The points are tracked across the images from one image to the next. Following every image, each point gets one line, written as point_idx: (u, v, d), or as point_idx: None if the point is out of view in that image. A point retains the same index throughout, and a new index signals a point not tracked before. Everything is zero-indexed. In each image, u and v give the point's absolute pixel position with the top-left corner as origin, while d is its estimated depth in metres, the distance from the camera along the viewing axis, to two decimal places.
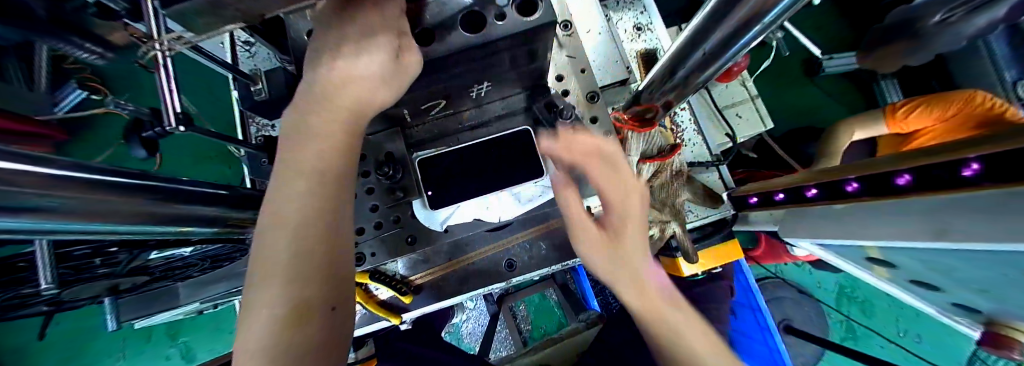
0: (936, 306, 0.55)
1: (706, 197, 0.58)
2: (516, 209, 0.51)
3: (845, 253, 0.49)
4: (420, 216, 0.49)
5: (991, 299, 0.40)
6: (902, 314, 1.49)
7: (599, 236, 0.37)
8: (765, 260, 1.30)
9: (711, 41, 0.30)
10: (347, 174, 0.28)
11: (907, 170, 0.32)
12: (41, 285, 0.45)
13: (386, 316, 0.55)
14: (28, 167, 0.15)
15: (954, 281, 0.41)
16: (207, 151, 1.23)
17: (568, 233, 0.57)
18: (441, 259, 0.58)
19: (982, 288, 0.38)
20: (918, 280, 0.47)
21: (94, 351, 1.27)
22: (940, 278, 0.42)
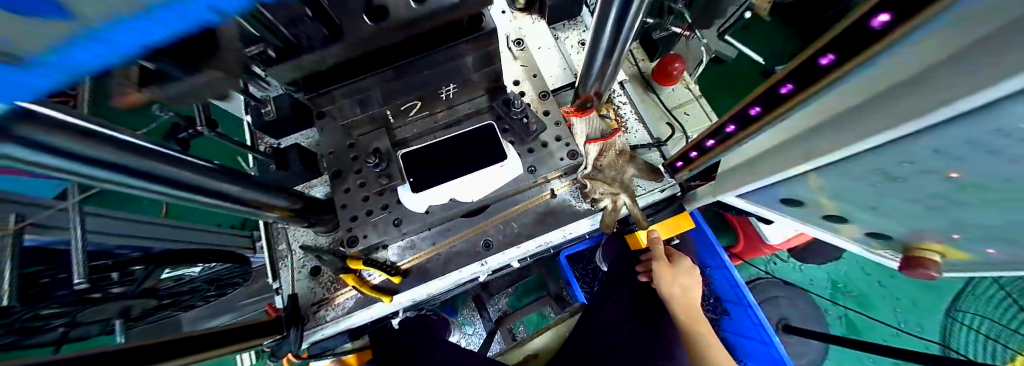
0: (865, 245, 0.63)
1: (650, 172, 0.67)
2: (488, 187, 0.59)
3: (766, 200, 0.58)
4: (405, 200, 0.58)
5: (884, 217, 0.48)
6: (900, 303, 1.26)
7: (629, 320, 0.77)
8: (749, 254, 1.21)
9: (604, 33, 0.42)
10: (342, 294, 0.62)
11: (753, 104, 0.41)
12: (73, 279, 0.51)
13: (378, 296, 0.60)
14: (116, 135, 0.24)
15: (854, 205, 0.49)
16: None
17: (537, 212, 0.65)
18: (426, 243, 0.64)
19: (871, 204, 0.46)
20: (830, 215, 0.55)
21: None
22: (845, 205, 0.50)
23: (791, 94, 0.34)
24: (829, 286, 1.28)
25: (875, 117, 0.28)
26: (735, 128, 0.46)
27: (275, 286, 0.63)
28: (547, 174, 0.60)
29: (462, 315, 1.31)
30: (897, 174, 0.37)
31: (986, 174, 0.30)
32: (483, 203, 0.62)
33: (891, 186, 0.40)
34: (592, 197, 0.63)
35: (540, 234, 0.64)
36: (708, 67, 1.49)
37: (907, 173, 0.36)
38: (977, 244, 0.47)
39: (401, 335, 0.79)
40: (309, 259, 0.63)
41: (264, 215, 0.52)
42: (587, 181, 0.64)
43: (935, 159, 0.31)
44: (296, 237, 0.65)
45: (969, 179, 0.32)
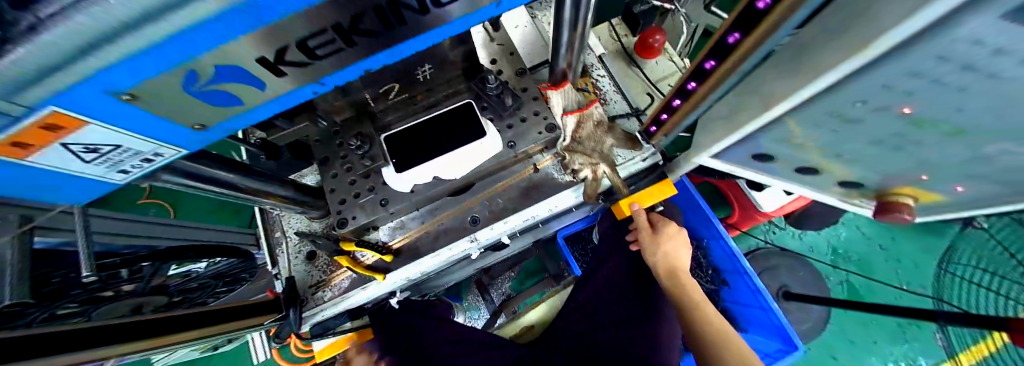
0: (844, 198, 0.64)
1: (628, 141, 0.68)
2: (470, 163, 0.61)
3: (736, 158, 0.58)
4: (389, 180, 0.61)
5: (854, 164, 0.50)
6: (900, 265, 1.26)
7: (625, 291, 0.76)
8: (746, 224, 1.16)
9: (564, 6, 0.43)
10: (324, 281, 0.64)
11: (711, 58, 0.42)
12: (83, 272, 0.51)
13: (372, 275, 0.63)
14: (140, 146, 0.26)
15: (824, 155, 0.50)
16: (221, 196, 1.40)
17: (522, 187, 0.67)
18: (415, 223, 0.67)
19: (837, 152, 0.47)
20: (806, 168, 0.56)
21: None
22: (816, 156, 0.51)
23: (738, 43, 0.36)
24: (829, 251, 1.27)
25: (816, 57, 0.30)
26: (697, 84, 0.47)
27: (274, 272, 0.66)
28: (526, 148, 0.61)
29: (466, 300, 1.33)
30: (854, 116, 0.38)
31: (931, 106, 0.31)
32: (466, 180, 0.63)
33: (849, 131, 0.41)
34: (572, 169, 0.65)
35: (526, 208, 0.65)
36: (697, 41, 1.48)
37: (863, 114, 0.36)
38: (947, 182, 0.48)
39: (399, 316, 0.81)
40: (304, 244, 0.66)
41: (260, 199, 0.55)
42: (566, 153, 0.65)
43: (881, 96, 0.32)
44: (291, 224, 0.68)
45: (919, 113, 0.33)
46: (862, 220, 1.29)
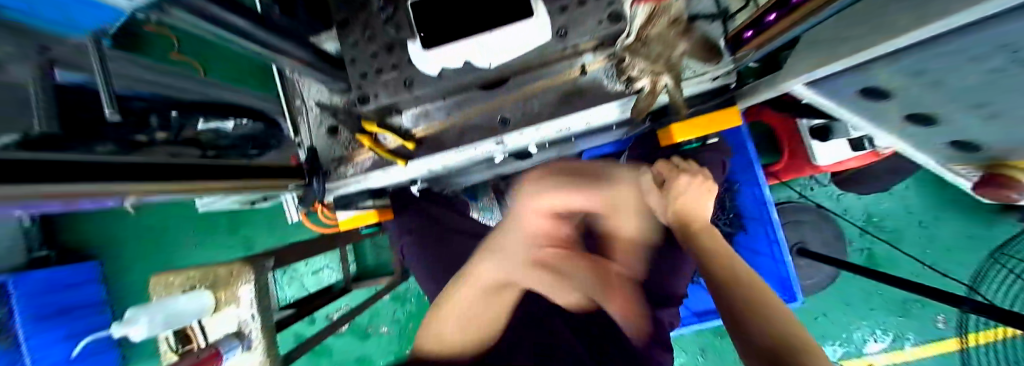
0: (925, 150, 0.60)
1: (704, 49, 0.55)
2: (510, 52, 0.50)
3: (838, 89, 0.51)
4: (415, 60, 0.51)
5: (984, 114, 0.42)
6: (932, 245, 1.23)
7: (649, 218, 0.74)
8: (789, 174, 1.08)
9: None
10: (338, 159, 0.65)
11: None
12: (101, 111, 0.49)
13: (393, 160, 0.62)
14: None
15: (955, 101, 0.41)
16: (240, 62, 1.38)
17: (563, 91, 0.60)
18: (439, 115, 0.63)
19: (979, 98, 0.39)
20: (919, 111, 0.48)
21: (168, 243, 1.53)
22: (941, 100, 0.42)
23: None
24: (863, 219, 1.24)
25: None
26: None
27: (297, 140, 0.66)
28: (579, 40, 0.50)
29: None
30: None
31: None
32: (501, 69, 0.55)
33: (1014, 74, 0.32)
34: (628, 76, 0.56)
35: (560, 116, 0.60)
36: None
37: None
38: None
39: (438, 204, 0.90)
40: (325, 118, 0.64)
41: (285, 60, 0.52)
42: (627, 54, 0.53)
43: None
44: (311, 94, 0.65)
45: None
46: (912, 195, 1.23)
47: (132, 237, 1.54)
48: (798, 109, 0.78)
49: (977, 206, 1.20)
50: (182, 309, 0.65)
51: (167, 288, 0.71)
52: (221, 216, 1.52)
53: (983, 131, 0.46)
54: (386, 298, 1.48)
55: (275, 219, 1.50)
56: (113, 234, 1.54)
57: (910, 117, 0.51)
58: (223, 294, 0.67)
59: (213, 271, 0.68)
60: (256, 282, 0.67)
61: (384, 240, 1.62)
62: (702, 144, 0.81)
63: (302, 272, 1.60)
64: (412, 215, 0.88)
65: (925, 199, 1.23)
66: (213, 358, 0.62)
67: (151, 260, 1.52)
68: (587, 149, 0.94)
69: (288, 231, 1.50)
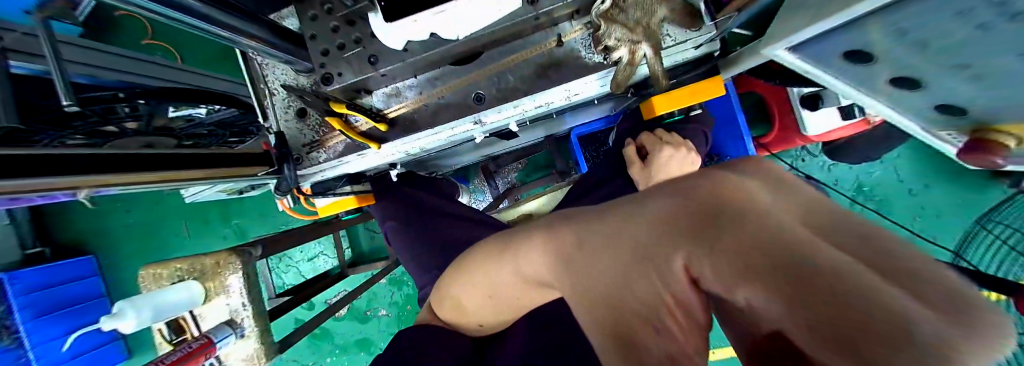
0: (915, 116, 0.58)
1: (686, 13, 0.51)
2: (478, 23, 0.47)
3: (821, 55, 0.47)
4: (378, 32, 0.48)
5: (973, 74, 0.40)
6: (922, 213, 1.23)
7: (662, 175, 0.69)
8: (778, 146, 1.07)
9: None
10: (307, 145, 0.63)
11: None
12: (61, 100, 0.48)
13: (367, 143, 0.60)
14: None
15: (944, 60, 0.39)
16: (221, 50, 1.33)
17: (538, 63, 0.57)
18: (412, 93, 0.61)
19: (968, 54, 0.37)
20: (907, 76, 0.45)
21: (163, 234, 1.54)
22: (929, 61, 0.40)
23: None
24: (853, 188, 1.24)
25: None
26: None
27: (267, 125, 0.64)
28: (551, 8, 0.48)
29: (473, 184, 1.41)
30: None
31: None
32: (469, 40, 0.52)
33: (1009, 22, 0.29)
34: (605, 46, 0.52)
35: (538, 91, 0.57)
36: None
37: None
38: None
39: (427, 189, 0.90)
40: (292, 100, 0.62)
41: (240, 38, 0.49)
42: (602, 22, 0.49)
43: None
44: (277, 75, 0.63)
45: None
46: (903, 164, 1.23)
47: (122, 230, 1.55)
48: (778, 77, 0.76)
49: (965, 173, 1.20)
50: (171, 301, 0.64)
51: (154, 282, 0.70)
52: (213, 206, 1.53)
53: (972, 93, 0.45)
54: (383, 281, 1.51)
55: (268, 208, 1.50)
56: (106, 226, 1.54)
57: (894, 83, 0.48)
58: (210, 283, 0.67)
59: (198, 261, 0.67)
60: (243, 270, 0.67)
61: (377, 225, 1.63)
62: (686, 116, 0.78)
63: (298, 260, 1.62)
64: (402, 203, 0.86)
65: (914, 168, 1.23)
66: (206, 348, 0.62)
67: (145, 252, 1.53)
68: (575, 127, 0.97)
69: (281, 219, 1.50)
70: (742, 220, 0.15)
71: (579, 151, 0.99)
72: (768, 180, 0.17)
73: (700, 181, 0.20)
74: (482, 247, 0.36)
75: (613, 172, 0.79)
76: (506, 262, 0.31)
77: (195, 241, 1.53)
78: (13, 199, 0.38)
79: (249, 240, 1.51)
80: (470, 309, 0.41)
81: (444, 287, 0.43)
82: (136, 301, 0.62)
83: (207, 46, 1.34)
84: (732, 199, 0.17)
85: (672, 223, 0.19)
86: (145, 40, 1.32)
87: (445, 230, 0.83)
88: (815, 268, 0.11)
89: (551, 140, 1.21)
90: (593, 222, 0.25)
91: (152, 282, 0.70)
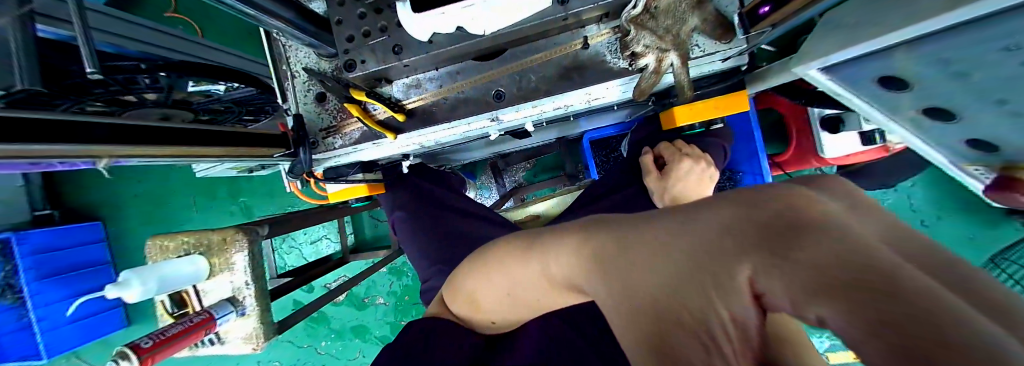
0: (943, 148, 0.56)
1: (716, 26, 0.50)
2: (509, 19, 0.47)
3: (854, 79, 0.46)
4: (404, 22, 0.48)
5: (1009, 111, 0.39)
6: None
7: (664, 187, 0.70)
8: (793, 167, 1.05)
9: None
10: (323, 130, 0.63)
11: None
12: (85, 66, 0.48)
13: (383, 132, 0.60)
14: None
15: (983, 95, 0.38)
16: (242, 29, 1.34)
17: (562, 65, 0.56)
18: (432, 85, 0.60)
19: (1005, 90, 0.36)
20: (944, 108, 0.44)
21: (171, 206, 1.56)
22: (970, 95, 0.39)
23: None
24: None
25: None
26: None
27: (285, 107, 0.64)
28: (580, 9, 0.47)
29: (480, 180, 1.41)
30: None
31: None
32: (496, 37, 0.51)
33: None
34: (632, 52, 0.51)
35: (559, 92, 0.56)
36: None
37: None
38: None
39: (437, 182, 0.90)
40: (313, 84, 0.62)
41: (266, 19, 0.49)
42: (632, 27, 0.49)
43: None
44: (299, 58, 0.63)
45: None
46: (917, 195, 1.21)
47: (130, 198, 1.57)
48: (805, 97, 0.75)
49: (985, 210, 1.18)
50: (175, 273, 0.64)
51: (160, 253, 0.70)
52: (222, 182, 1.54)
53: (1006, 129, 0.43)
54: (384, 270, 1.51)
55: (275, 188, 1.51)
56: (114, 196, 1.56)
57: (927, 112, 0.47)
58: (217, 259, 0.67)
59: (206, 235, 0.68)
60: (250, 249, 0.67)
61: (381, 214, 1.64)
62: (706, 129, 0.77)
63: (300, 242, 1.63)
64: (411, 194, 0.86)
65: (931, 198, 1.21)
66: (206, 323, 0.62)
67: (153, 222, 1.56)
68: (588, 132, 0.99)
69: (287, 201, 1.51)
70: (816, 232, 0.15)
71: (590, 157, 0.99)
72: (823, 205, 0.16)
73: (773, 192, 0.19)
74: (503, 242, 0.36)
75: (625, 179, 0.80)
76: (530, 261, 0.31)
77: (202, 215, 1.55)
78: (33, 163, 0.38)
79: (254, 218, 1.52)
80: (486, 306, 0.41)
81: (459, 280, 0.43)
82: (139, 271, 0.62)
83: (226, 23, 1.35)
84: (807, 211, 0.16)
85: (736, 233, 0.18)
86: (169, 14, 1.33)
87: (451, 223, 0.83)
88: (892, 280, 0.11)
89: (563, 142, 1.21)
90: (636, 228, 0.25)
91: (159, 254, 0.70)
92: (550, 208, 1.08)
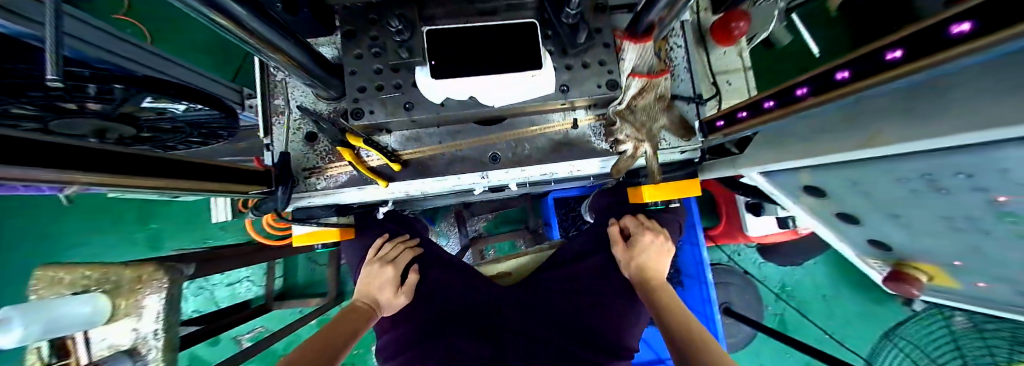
0: (849, 243, 0.71)
1: (680, 128, 0.64)
2: (514, 98, 0.54)
3: (786, 183, 0.58)
4: (421, 85, 0.52)
5: (896, 223, 0.51)
6: (832, 316, 1.41)
7: (628, 253, 0.76)
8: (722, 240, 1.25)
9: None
10: (310, 169, 0.60)
11: (806, 84, 0.37)
12: (46, 74, 0.40)
13: (375, 179, 0.60)
14: None
15: (879, 210, 0.50)
16: (197, 43, 1.37)
17: (554, 139, 0.64)
18: (432, 141, 0.63)
19: (895, 211, 0.48)
20: (847, 213, 0.57)
21: (60, 227, 1.33)
22: (871, 209, 0.51)
23: (842, 84, 0.31)
24: (778, 287, 1.40)
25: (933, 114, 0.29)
26: (773, 104, 0.44)
27: (265, 142, 0.62)
28: (577, 98, 0.56)
29: (440, 227, 1.38)
30: (943, 187, 0.37)
31: None
32: (501, 109, 0.57)
33: (930, 195, 0.40)
34: (615, 138, 0.62)
35: (550, 161, 0.64)
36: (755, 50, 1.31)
37: (955, 189, 0.36)
38: (949, 255, 0.52)
39: (411, 230, 0.86)
40: (304, 123, 0.61)
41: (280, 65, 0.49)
42: (617, 118, 0.61)
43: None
44: (295, 97, 0.62)
45: (1012, 205, 0.34)
46: (821, 271, 1.41)
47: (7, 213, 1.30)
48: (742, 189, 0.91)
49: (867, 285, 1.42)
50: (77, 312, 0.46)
51: (50, 288, 0.53)
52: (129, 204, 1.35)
53: (894, 235, 0.56)
54: (312, 323, 1.37)
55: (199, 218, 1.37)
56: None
57: (839, 216, 0.60)
58: (123, 301, 0.52)
59: (116, 271, 0.53)
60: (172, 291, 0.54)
61: (322, 257, 1.47)
62: (666, 206, 0.86)
63: (215, 283, 1.37)
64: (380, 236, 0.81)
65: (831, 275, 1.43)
66: None
67: (30, 246, 1.30)
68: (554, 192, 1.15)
69: (212, 235, 1.37)
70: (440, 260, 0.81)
71: (554, 221, 1.21)
72: None
73: None
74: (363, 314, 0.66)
75: (592, 246, 0.83)
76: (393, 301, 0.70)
77: (97, 240, 1.33)
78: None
79: (161, 250, 1.34)
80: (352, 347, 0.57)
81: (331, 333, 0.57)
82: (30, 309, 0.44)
83: (180, 37, 1.38)
84: None
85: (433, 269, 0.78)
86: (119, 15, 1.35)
87: (420, 265, 0.78)
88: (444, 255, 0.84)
89: (528, 198, 1.30)
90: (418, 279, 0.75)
91: (46, 293, 0.52)
92: (522, 266, 1.05)
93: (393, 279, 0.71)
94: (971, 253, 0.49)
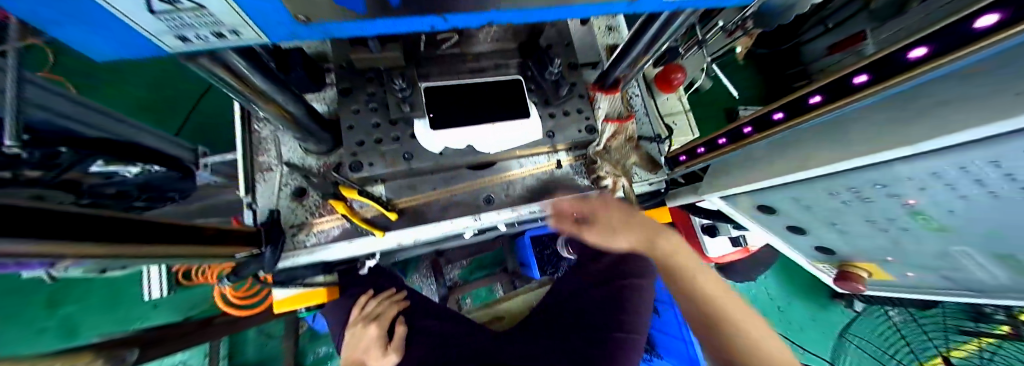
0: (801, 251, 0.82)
1: (648, 163, 0.74)
2: (507, 144, 0.59)
3: (743, 204, 0.68)
4: (422, 137, 0.56)
5: (835, 230, 0.62)
6: (793, 324, 1.52)
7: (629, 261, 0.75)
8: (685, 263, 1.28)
9: (651, 26, 0.39)
10: (299, 227, 0.58)
11: (781, 110, 0.50)
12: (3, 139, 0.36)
13: (370, 229, 0.58)
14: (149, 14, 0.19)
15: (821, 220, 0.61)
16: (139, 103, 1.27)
17: (541, 179, 0.69)
18: (426, 188, 0.64)
19: (833, 219, 0.58)
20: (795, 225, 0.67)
21: None
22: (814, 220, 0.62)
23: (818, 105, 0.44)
24: None
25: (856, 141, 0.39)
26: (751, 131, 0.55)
27: (246, 201, 0.59)
28: (563, 142, 0.62)
29: (412, 279, 1.32)
30: (867, 196, 0.47)
31: (929, 200, 0.42)
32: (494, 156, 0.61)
33: (857, 203, 0.50)
34: (596, 175, 0.69)
35: (539, 201, 0.68)
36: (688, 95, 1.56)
37: (875, 196, 0.46)
38: (879, 251, 0.63)
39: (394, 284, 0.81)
40: (292, 179, 0.60)
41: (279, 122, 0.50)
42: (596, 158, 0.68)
43: (926, 184, 0.39)
44: (283, 153, 0.62)
45: (919, 205, 0.44)
46: (772, 281, 1.58)
47: None
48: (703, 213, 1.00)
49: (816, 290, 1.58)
50: None
51: None
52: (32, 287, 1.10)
53: (835, 240, 0.67)
54: None
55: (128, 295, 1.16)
56: None
57: (790, 229, 0.70)
58: None
59: None
60: None
61: (276, 327, 1.28)
62: None
63: None
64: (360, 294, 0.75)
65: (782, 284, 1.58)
66: None
67: None
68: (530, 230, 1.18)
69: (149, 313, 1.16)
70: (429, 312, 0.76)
71: (532, 258, 1.22)
72: None
73: None
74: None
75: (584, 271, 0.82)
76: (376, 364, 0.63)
77: None
78: None
79: (75, 341, 1.09)
80: None
81: None
82: None
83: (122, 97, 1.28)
84: None
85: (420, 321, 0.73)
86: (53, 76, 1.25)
87: (406, 318, 0.73)
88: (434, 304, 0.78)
89: (504, 239, 1.32)
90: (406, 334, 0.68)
91: None
92: (513, 307, 1.02)
93: (378, 338, 0.66)
94: (895, 247, 0.60)
